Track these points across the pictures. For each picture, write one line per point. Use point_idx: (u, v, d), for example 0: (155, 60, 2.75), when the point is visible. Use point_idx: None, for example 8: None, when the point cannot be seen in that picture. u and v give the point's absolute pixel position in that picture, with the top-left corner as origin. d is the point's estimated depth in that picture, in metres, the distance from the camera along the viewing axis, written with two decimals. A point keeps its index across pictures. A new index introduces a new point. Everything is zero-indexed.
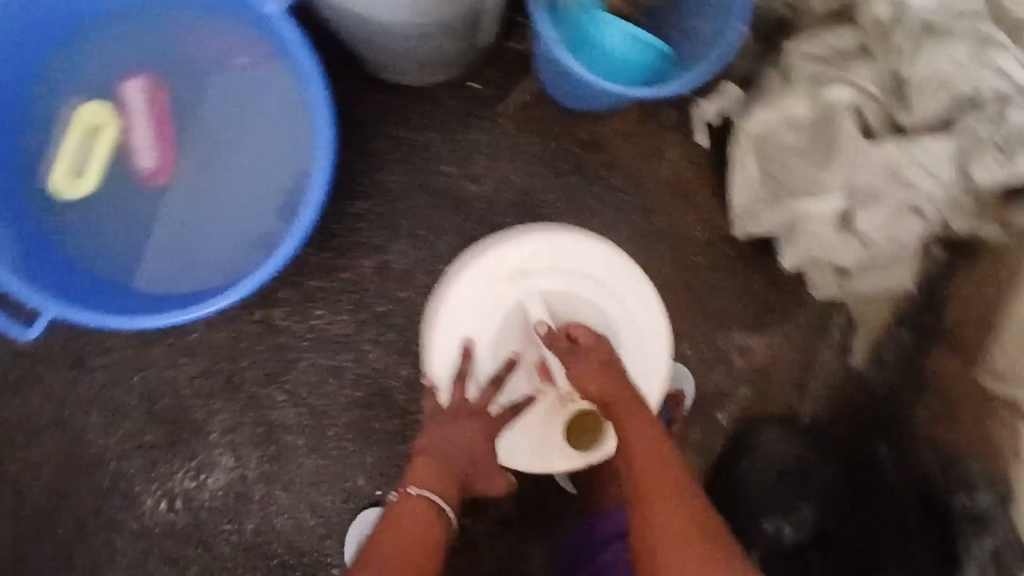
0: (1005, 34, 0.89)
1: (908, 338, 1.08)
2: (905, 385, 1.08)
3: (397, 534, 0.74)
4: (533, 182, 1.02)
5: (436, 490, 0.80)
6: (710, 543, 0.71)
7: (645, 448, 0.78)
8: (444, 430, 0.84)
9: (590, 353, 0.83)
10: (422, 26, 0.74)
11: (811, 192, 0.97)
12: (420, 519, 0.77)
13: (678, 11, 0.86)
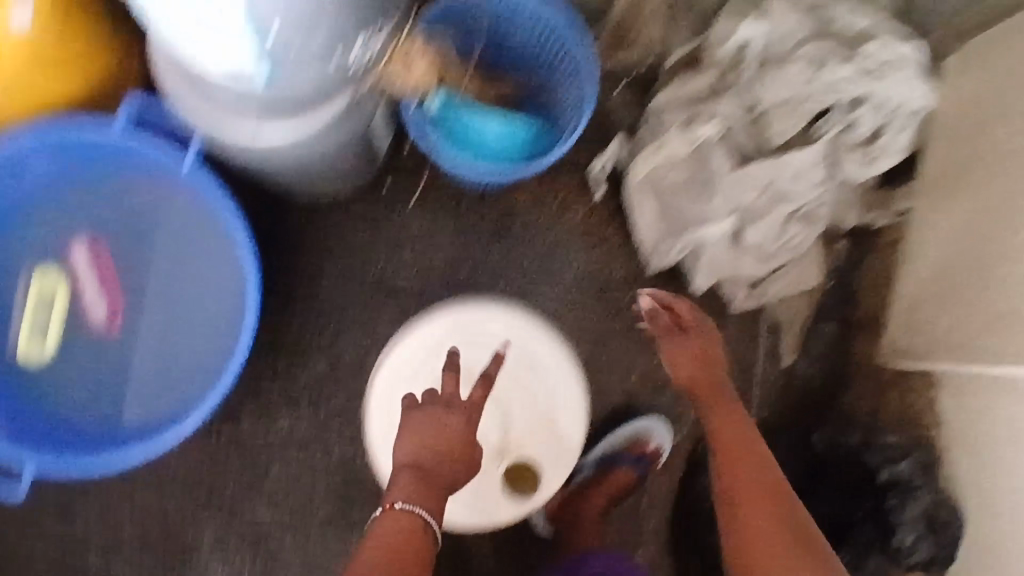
0: (837, 49, 0.99)
1: (829, 331, 1.17)
2: (837, 374, 1.17)
3: (382, 544, 0.78)
4: (459, 260, 1.12)
5: (420, 503, 0.82)
6: (787, 509, 0.84)
7: (736, 434, 0.92)
8: (417, 431, 0.87)
9: (693, 332, 1.02)
10: (321, 156, 0.84)
11: (703, 219, 1.07)
12: (404, 529, 0.80)
13: (546, 90, 0.97)
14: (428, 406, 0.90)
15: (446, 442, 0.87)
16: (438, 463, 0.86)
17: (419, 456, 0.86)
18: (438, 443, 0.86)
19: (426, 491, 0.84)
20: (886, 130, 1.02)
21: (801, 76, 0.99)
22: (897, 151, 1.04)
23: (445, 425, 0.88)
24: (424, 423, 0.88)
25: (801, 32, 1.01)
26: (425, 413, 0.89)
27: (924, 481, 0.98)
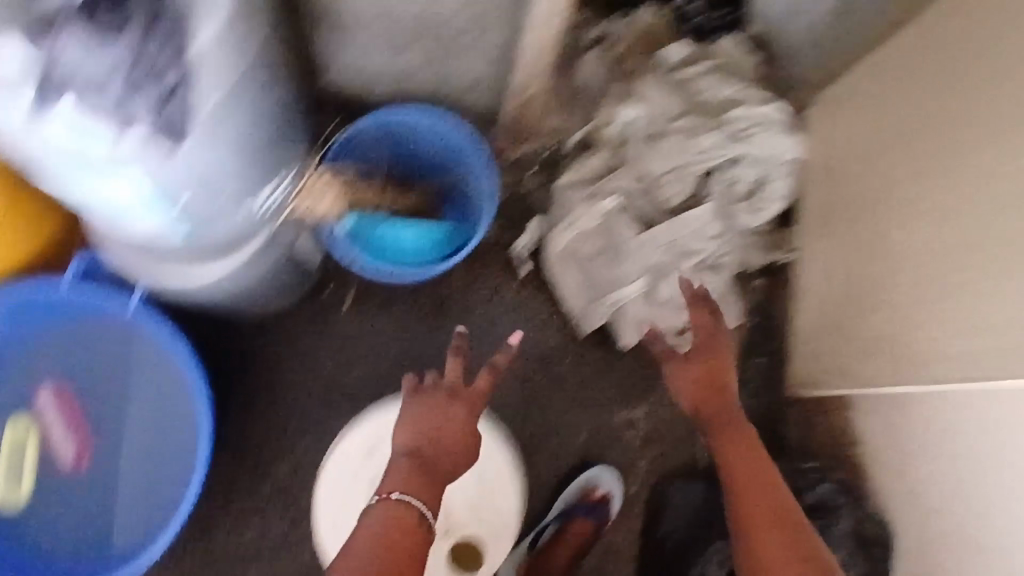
0: (707, 118, 1.12)
1: (758, 367, 1.25)
2: (771, 406, 1.25)
3: (379, 535, 0.84)
4: (402, 351, 1.19)
5: (416, 495, 0.89)
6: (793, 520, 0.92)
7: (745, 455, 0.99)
8: (418, 418, 0.95)
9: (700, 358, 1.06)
10: (253, 284, 0.94)
11: (618, 283, 1.18)
12: (400, 522, 0.86)
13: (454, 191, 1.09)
14: (428, 395, 0.97)
15: (444, 433, 0.94)
16: (434, 450, 0.93)
17: (418, 445, 0.93)
18: (435, 434, 0.94)
19: (424, 480, 0.90)
20: (765, 180, 1.14)
21: (678, 145, 1.12)
22: (780, 197, 1.15)
23: (444, 417, 0.96)
24: (424, 412, 0.96)
25: (674, 108, 1.13)
26: (426, 403, 0.97)
27: (843, 502, 1.05)
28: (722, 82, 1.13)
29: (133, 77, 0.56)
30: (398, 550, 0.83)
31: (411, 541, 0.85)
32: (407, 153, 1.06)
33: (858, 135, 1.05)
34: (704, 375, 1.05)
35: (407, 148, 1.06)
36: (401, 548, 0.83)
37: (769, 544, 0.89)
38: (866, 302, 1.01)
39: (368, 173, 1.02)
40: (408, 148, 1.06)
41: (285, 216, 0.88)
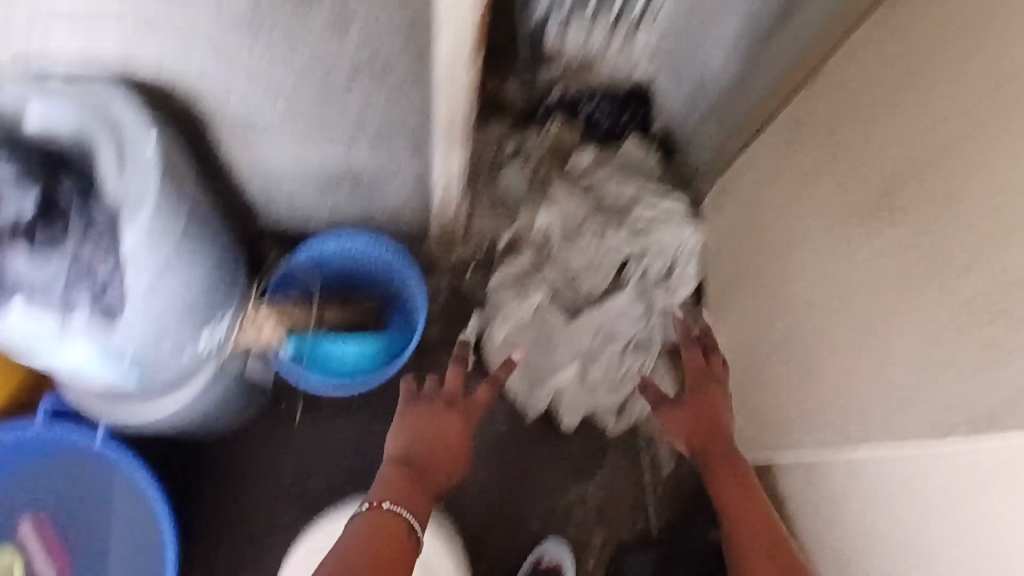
0: (615, 218, 1.30)
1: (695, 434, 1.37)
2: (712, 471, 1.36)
3: (373, 536, 0.91)
4: (358, 452, 1.27)
5: (407, 506, 0.96)
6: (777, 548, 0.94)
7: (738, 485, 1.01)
8: (418, 427, 1.04)
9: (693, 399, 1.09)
10: (209, 409, 1.05)
11: (554, 370, 1.28)
12: (392, 527, 0.93)
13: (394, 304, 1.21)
14: (429, 405, 1.06)
15: (440, 443, 1.03)
16: (428, 459, 1.02)
17: (414, 453, 1.02)
18: (431, 445, 1.03)
19: (416, 488, 0.98)
20: (676, 264, 1.27)
21: (593, 242, 1.28)
22: (690, 279, 1.28)
23: (443, 427, 1.05)
24: (425, 421, 1.05)
25: (584, 211, 1.30)
26: (427, 415, 1.06)
27: None
28: (626, 182, 1.32)
29: (71, 276, 0.71)
30: (386, 551, 0.90)
31: (399, 546, 0.92)
32: (342, 273, 1.17)
33: (743, 226, 1.19)
34: (702, 415, 1.08)
35: (343, 268, 1.17)
36: (390, 551, 0.91)
37: (754, 567, 0.92)
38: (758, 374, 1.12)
39: (308, 296, 1.13)
40: (344, 269, 1.17)
41: (228, 352, 1.00)
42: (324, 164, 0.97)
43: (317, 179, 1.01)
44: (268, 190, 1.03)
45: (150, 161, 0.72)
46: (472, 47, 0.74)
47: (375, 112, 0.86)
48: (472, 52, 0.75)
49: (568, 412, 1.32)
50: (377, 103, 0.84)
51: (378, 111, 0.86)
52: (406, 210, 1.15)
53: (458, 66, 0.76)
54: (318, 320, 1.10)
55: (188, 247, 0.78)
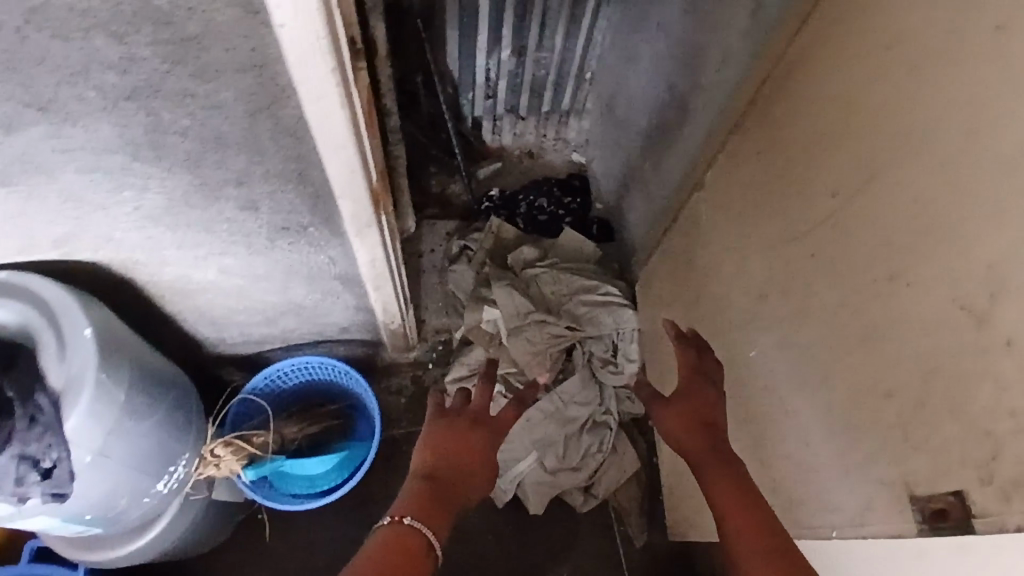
0: (555, 307, 1.35)
1: (663, 504, 1.41)
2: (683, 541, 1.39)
3: (383, 554, 0.82)
4: (335, 557, 1.32)
5: (426, 522, 0.87)
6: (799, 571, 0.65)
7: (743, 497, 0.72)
8: (442, 441, 0.94)
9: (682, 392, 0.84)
10: (178, 539, 1.10)
11: (517, 458, 1.33)
12: (407, 545, 0.84)
13: (352, 414, 1.28)
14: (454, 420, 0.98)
15: (465, 462, 0.94)
16: (453, 472, 0.93)
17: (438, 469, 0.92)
18: (454, 461, 0.94)
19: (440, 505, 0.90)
20: (618, 347, 1.34)
21: (536, 334, 1.31)
22: (635, 358, 1.34)
23: (467, 445, 0.96)
24: (450, 437, 0.96)
25: (525, 304, 1.33)
26: (454, 429, 0.96)
27: None
28: (561, 276, 1.36)
29: (17, 468, 0.74)
30: (399, 568, 0.81)
31: (412, 566, 0.82)
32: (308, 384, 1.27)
33: (654, 319, 1.24)
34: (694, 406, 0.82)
35: (311, 381, 1.27)
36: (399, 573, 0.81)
37: None
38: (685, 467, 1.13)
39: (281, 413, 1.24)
40: (312, 380, 1.27)
41: (191, 487, 1.05)
42: (267, 307, 1.06)
43: (264, 318, 1.10)
44: (222, 331, 1.12)
45: (88, 342, 0.78)
46: (373, 207, 0.82)
47: (302, 266, 0.95)
48: (372, 212, 0.82)
49: (533, 500, 1.34)
50: (300, 260, 0.93)
51: (304, 265, 0.95)
52: (353, 328, 1.22)
53: (365, 224, 0.84)
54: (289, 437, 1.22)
55: (132, 411, 0.84)
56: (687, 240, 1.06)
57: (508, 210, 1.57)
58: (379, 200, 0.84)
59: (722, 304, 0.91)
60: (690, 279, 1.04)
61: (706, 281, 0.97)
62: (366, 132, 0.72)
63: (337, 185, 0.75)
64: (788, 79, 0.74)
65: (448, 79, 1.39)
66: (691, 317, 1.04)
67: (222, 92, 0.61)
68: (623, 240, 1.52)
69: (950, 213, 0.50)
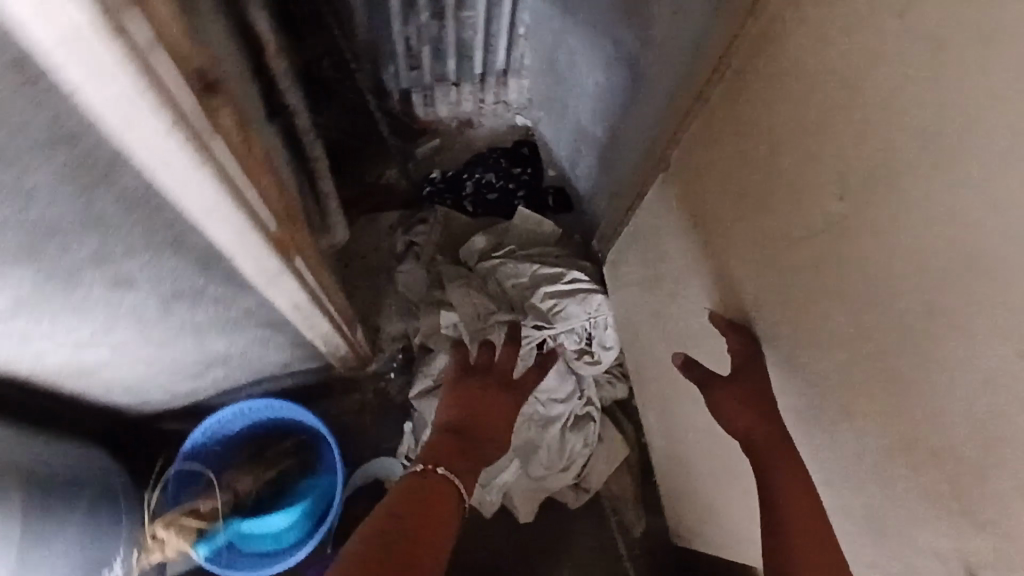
0: (519, 303, 1.20)
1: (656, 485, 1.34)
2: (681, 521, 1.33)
3: (414, 515, 0.77)
4: None
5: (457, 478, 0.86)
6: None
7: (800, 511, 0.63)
8: (463, 396, 0.95)
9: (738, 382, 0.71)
10: None
11: (499, 468, 1.25)
12: (436, 509, 0.80)
13: (315, 452, 1.14)
14: (475, 375, 1.00)
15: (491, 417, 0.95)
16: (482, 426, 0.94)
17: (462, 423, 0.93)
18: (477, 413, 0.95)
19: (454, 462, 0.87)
20: (593, 335, 1.22)
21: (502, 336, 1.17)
22: (612, 343, 1.22)
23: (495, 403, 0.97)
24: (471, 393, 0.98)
25: (485, 304, 1.19)
26: (477, 384, 0.99)
27: None
28: (521, 265, 1.21)
29: None
30: (427, 534, 0.75)
31: (444, 533, 0.77)
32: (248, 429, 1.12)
33: (626, 306, 1.13)
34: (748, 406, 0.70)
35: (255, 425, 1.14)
36: (427, 535, 0.75)
37: None
38: (677, 464, 1.05)
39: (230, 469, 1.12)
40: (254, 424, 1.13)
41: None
42: (189, 366, 0.92)
43: (187, 375, 0.95)
44: (142, 396, 0.97)
45: None
46: (278, 257, 0.67)
47: (217, 323, 0.81)
48: (280, 262, 0.68)
49: (522, 506, 1.28)
50: (211, 321, 0.79)
51: (218, 324, 0.81)
52: (297, 362, 1.09)
53: (274, 274, 0.70)
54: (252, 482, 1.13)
55: (36, 537, 0.71)
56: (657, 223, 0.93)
57: (454, 194, 1.42)
58: (289, 244, 0.70)
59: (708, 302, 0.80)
60: (666, 267, 0.93)
61: (685, 273, 0.86)
62: (252, 184, 0.57)
63: (225, 245, 0.60)
64: (769, 53, 0.59)
65: (362, 56, 1.21)
66: (670, 308, 0.94)
67: (33, 176, 0.45)
68: (583, 210, 1.39)
69: (1006, 238, 0.39)
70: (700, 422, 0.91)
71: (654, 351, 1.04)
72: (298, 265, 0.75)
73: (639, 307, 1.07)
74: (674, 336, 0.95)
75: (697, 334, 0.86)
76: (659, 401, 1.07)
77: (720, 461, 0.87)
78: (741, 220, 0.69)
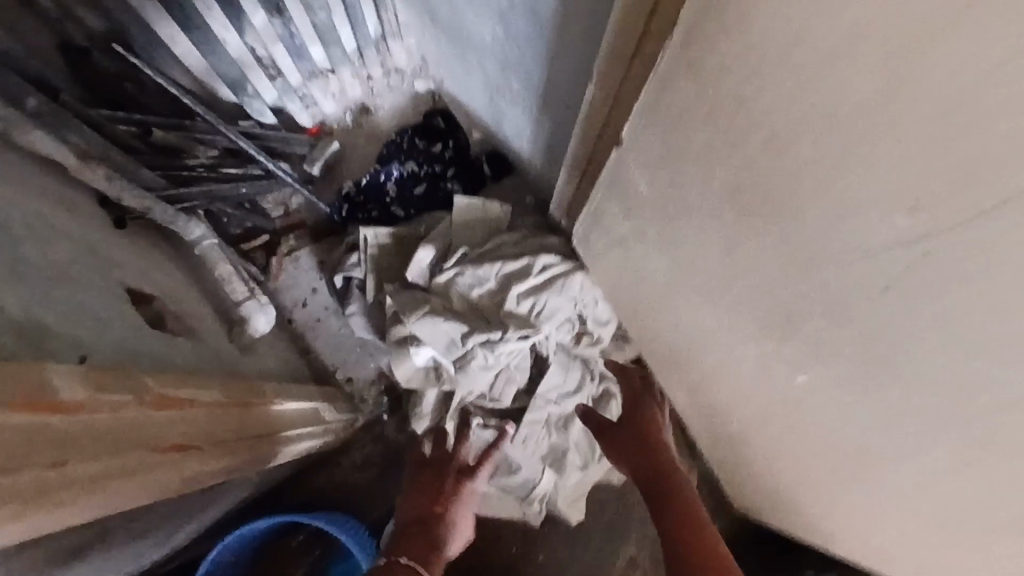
0: (493, 314, 1.02)
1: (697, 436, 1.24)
2: None
3: None
4: None
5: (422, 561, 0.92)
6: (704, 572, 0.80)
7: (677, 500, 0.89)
8: (423, 487, 1.03)
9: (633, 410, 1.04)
10: None
11: (532, 483, 1.13)
12: None
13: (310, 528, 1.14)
14: (431, 469, 1.06)
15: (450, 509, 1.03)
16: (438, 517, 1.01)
17: (420, 514, 1.00)
18: (432, 504, 1.02)
19: (422, 543, 0.96)
20: (585, 316, 1.05)
21: (487, 357, 1.02)
22: (607, 317, 1.06)
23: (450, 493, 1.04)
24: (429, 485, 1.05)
25: (456, 329, 1.02)
26: (436, 478, 1.05)
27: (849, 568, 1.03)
28: (480, 268, 1.03)
29: None
30: None
31: None
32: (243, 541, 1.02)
33: (607, 280, 0.97)
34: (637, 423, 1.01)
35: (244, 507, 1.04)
36: None
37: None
38: (721, 430, 0.93)
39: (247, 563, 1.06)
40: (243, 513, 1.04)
41: None
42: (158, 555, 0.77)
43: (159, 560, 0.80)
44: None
45: None
46: (160, 465, 0.51)
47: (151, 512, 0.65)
48: (168, 469, 0.52)
49: (570, 509, 1.16)
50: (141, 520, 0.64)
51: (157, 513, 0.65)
52: (270, 473, 0.94)
53: (175, 478, 0.54)
54: (289, 534, 1.13)
55: None
56: (618, 201, 0.77)
57: (377, 201, 1.22)
58: (176, 434, 0.54)
59: (728, 281, 0.65)
60: (650, 247, 0.76)
61: (682, 255, 0.70)
62: (71, 434, 0.42)
63: (79, 516, 0.44)
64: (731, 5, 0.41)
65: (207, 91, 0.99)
66: (671, 287, 0.78)
67: None
68: (527, 168, 1.21)
69: None
70: (749, 401, 0.78)
71: (657, 323, 0.90)
72: (207, 440, 0.59)
73: (624, 282, 0.92)
74: (683, 315, 0.80)
75: (718, 315, 0.71)
76: (677, 370, 0.94)
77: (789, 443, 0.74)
78: (747, 200, 0.53)
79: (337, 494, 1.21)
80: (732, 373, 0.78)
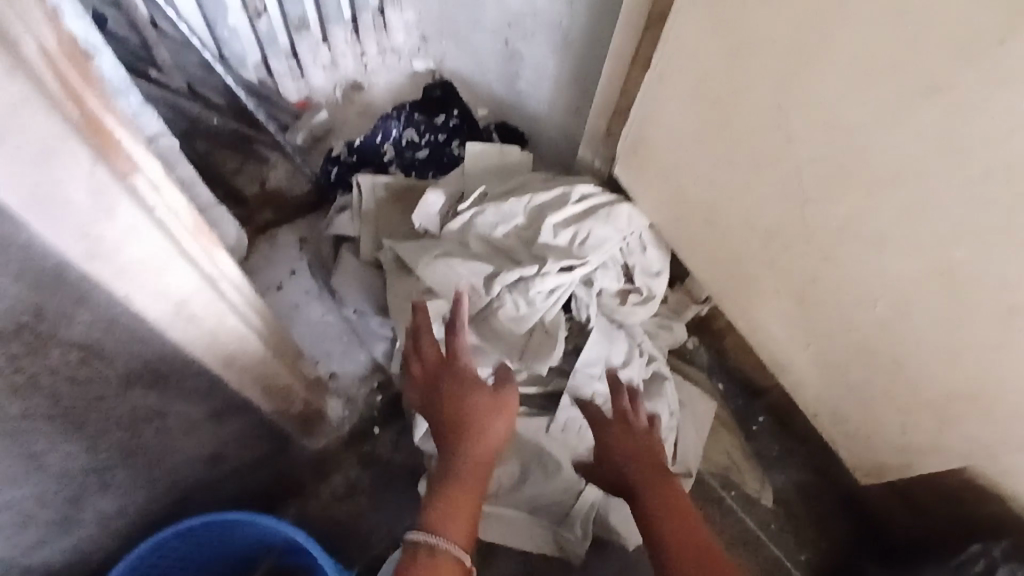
0: (524, 254, 0.84)
1: (760, 433, 1.06)
2: (804, 464, 1.04)
3: None
4: None
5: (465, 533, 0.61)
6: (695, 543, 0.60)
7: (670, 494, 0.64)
8: (449, 397, 0.66)
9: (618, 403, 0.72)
10: None
11: (577, 488, 0.87)
12: None
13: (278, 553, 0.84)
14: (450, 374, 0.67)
15: (488, 433, 0.66)
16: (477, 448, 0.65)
17: (451, 428, 0.65)
18: (471, 420, 0.65)
19: (458, 506, 0.62)
20: (631, 266, 0.87)
21: (518, 304, 0.81)
22: (658, 266, 0.88)
23: (482, 415, 0.66)
24: (451, 396, 0.66)
25: (478, 271, 0.82)
26: (459, 387, 0.67)
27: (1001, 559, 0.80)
28: (505, 202, 0.85)
29: None
30: None
31: None
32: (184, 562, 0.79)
33: (664, 191, 0.80)
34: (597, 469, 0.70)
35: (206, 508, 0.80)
36: None
37: None
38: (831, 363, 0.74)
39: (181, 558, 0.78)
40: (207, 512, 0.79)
41: None
42: (55, 498, 0.53)
43: (57, 520, 0.56)
44: (14, 563, 0.58)
45: None
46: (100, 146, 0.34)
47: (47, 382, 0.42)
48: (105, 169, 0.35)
49: (622, 529, 0.90)
50: (34, 397, 0.42)
51: (68, 389, 0.44)
52: (232, 452, 0.70)
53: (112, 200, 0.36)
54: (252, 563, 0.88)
55: None
56: (703, 19, 0.62)
57: (372, 164, 1.04)
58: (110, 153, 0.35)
59: (877, 30, 0.50)
60: (747, 69, 0.61)
61: (807, 40, 0.55)
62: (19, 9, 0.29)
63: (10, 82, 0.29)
64: None
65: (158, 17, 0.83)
66: (773, 121, 0.62)
67: None
68: (546, 129, 1.05)
69: None
70: (881, 273, 0.61)
71: (734, 226, 0.74)
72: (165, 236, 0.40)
73: (693, 189, 0.76)
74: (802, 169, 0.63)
75: (858, 120, 0.55)
76: (763, 288, 0.75)
77: (967, 299, 0.56)
78: None
79: (313, 524, 0.95)
80: (868, 231, 0.60)
